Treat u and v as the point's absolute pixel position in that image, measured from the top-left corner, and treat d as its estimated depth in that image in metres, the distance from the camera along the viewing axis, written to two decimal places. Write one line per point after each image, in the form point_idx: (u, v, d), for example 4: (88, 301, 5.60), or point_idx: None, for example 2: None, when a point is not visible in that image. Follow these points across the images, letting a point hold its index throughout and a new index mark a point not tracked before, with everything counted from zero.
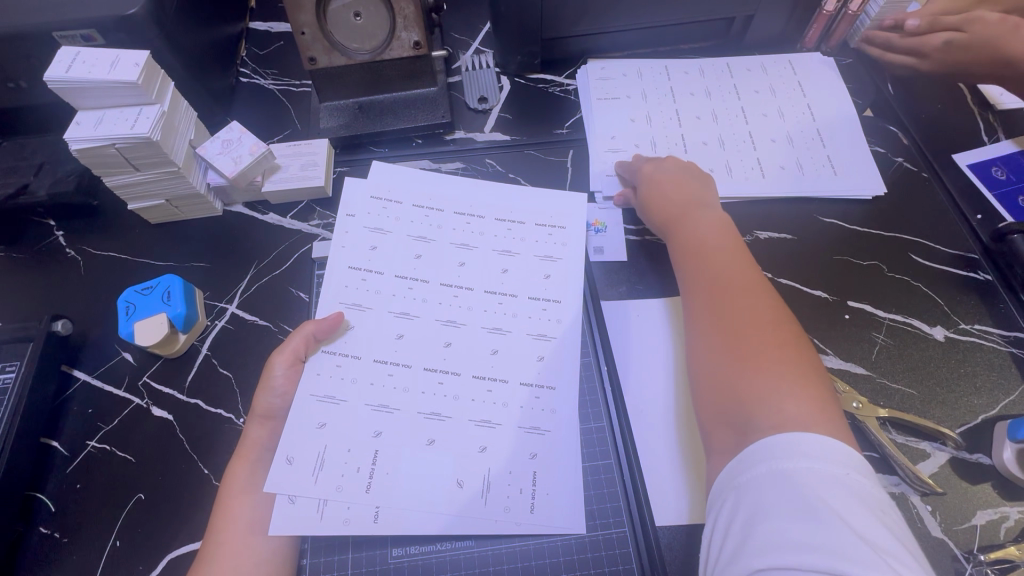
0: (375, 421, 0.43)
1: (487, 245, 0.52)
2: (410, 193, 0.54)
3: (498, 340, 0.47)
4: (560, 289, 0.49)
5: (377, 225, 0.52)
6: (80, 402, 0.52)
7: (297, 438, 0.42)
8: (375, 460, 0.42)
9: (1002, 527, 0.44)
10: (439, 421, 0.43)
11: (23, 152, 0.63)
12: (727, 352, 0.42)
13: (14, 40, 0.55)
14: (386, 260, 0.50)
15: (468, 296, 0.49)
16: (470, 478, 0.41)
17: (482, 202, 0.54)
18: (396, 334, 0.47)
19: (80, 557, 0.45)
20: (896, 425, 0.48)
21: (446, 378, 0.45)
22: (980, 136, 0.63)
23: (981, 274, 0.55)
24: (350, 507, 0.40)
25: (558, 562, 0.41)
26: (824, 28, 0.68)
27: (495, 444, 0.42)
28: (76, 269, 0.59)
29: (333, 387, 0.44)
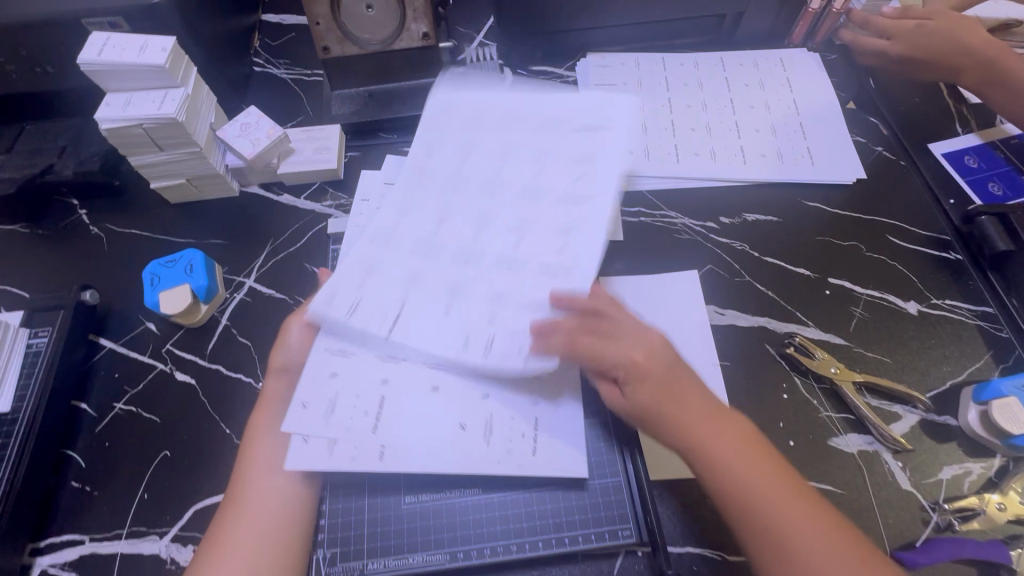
0: (403, 289, 0.45)
1: (529, 150, 0.51)
2: (472, 108, 0.54)
3: (521, 232, 0.47)
4: (594, 189, 0.48)
5: (427, 141, 0.53)
6: (107, 367, 0.55)
7: (310, 386, 0.44)
8: (382, 407, 0.44)
9: (966, 481, 0.48)
10: (460, 296, 0.45)
11: (48, 135, 0.66)
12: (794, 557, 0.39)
13: (45, 27, 0.58)
14: (433, 164, 0.52)
15: (501, 198, 0.49)
16: (478, 339, 0.43)
17: (529, 110, 0.54)
18: (432, 225, 0.48)
19: (110, 508, 0.48)
20: (871, 390, 0.51)
21: (471, 265, 0.46)
22: (954, 128, 0.68)
23: (952, 254, 0.59)
24: (359, 447, 0.43)
25: (558, 508, 0.44)
26: (810, 25, 0.72)
27: (504, 318, 0.44)
28: (100, 245, 0.62)
29: (371, 254, 0.47)
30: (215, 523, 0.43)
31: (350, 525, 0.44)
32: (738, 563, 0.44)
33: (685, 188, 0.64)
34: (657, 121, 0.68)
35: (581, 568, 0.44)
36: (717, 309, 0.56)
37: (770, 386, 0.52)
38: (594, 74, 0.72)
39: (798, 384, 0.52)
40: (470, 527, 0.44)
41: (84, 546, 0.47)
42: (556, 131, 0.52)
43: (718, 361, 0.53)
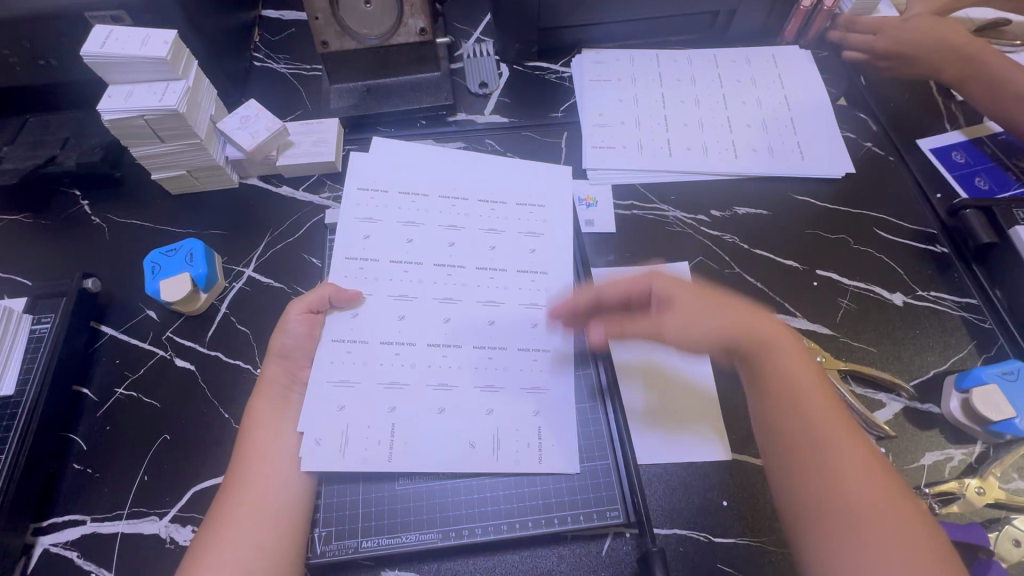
0: (388, 396, 0.47)
1: (472, 225, 0.55)
2: (393, 183, 0.56)
3: (493, 312, 0.51)
4: (546, 262, 0.54)
5: (368, 216, 0.54)
6: (108, 354, 0.56)
7: (320, 420, 0.45)
8: (393, 433, 0.46)
9: (947, 466, 0.49)
10: (448, 391, 0.48)
11: (51, 126, 0.67)
12: (838, 493, 0.40)
13: (49, 19, 0.59)
14: (380, 250, 0.53)
15: (463, 275, 0.53)
16: (481, 438, 0.46)
17: (460, 182, 0.57)
18: (398, 316, 0.50)
19: (111, 489, 0.49)
20: (856, 378, 0.52)
21: (450, 352, 0.49)
22: (942, 124, 0.69)
23: (938, 247, 0.60)
24: (368, 447, 0.45)
25: (549, 491, 0.45)
26: (802, 23, 0.74)
27: (501, 406, 0.47)
28: (101, 235, 0.63)
29: (346, 370, 0.47)
30: (214, 505, 0.44)
31: (345, 505, 0.45)
32: (725, 544, 0.45)
33: (677, 183, 0.65)
34: (649, 116, 0.69)
35: (571, 549, 0.45)
36: None
37: None
38: (589, 69, 0.73)
39: None
40: (463, 508, 0.45)
41: (85, 526, 0.48)
42: (482, 219, 0.56)
43: None
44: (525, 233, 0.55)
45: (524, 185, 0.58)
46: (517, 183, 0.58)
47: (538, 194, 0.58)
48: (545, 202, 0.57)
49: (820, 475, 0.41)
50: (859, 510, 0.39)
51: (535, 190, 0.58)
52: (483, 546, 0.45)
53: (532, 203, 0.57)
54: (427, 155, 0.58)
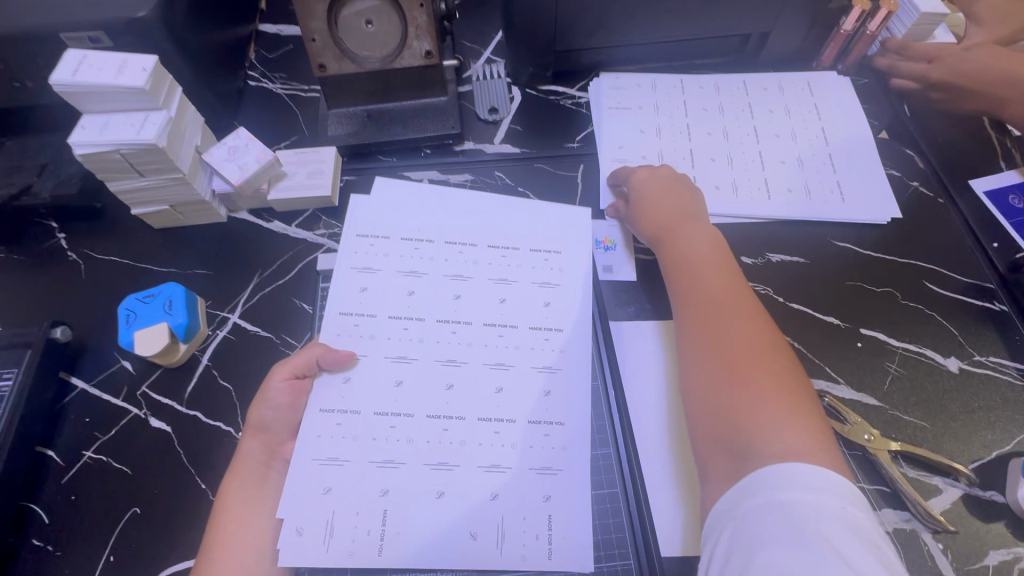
0: (380, 478, 0.40)
1: (480, 274, 0.49)
2: (395, 228, 0.50)
3: (501, 376, 0.44)
4: (562, 318, 0.47)
5: (366, 265, 0.48)
6: (77, 410, 0.51)
7: (301, 505, 0.39)
8: (384, 521, 0.39)
9: (1015, 568, 0.43)
10: (448, 471, 0.41)
11: (27, 152, 0.62)
12: (725, 355, 0.42)
13: (21, 41, 0.54)
14: (377, 302, 0.47)
15: (469, 331, 0.46)
16: (484, 528, 0.39)
17: (468, 225, 0.51)
18: (394, 381, 0.44)
19: (72, 572, 0.44)
20: (908, 459, 0.46)
21: (451, 424, 0.42)
22: (998, 163, 0.63)
23: (996, 304, 0.54)
24: (355, 539, 0.38)
25: None
26: (842, 47, 0.68)
27: (507, 490, 0.40)
28: (77, 273, 0.58)
29: (334, 447, 0.41)
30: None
31: None
32: None
33: None
34: (673, 148, 0.63)
35: None
36: None
37: None
38: (608, 96, 0.67)
39: None
40: None
41: None
42: (490, 266, 0.49)
43: None
44: (539, 282, 0.49)
45: (535, 229, 0.52)
46: (531, 226, 0.52)
47: (554, 238, 0.51)
48: (561, 246, 0.51)
49: (705, 343, 0.44)
50: (735, 366, 0.42)
51: (552, 233, 0.52)
52: None
53: (548, 248, 0.51)
54: (431, 197, 0.53)
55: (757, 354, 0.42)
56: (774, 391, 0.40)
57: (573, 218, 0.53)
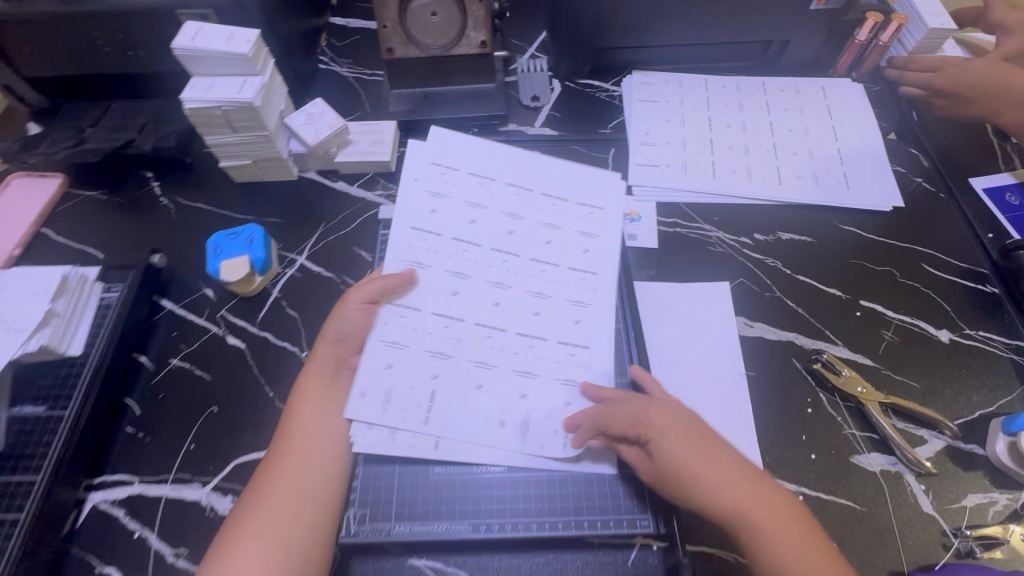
0: (432, 366, 0.48)
1: (534, 216, 0.56)
2: (465, 163, 0.58)
3: (538, 303, 0.51)
4: (597, 262, 0.54)
5: (438, 190, 0.56)
6: (166, 326, 0.59)
7: (368, 376, 0.47)
8: (433, 400, 0.47)
9: (990, 510, 0.47)
10: (486, 370, 0.48)
11: (133, 112, 0.72)
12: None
13: (143, 15, 0.64)
14: (444, 224, 0.54)
15: (515, 262, 0.53)
16: (513, 417, 0.47)
17: (524, 172, 0.58)
18: (451, 292, 0.51)
19: (159, 455, 0.52)
20: (897, 412, 0.52)
21: (494, 334, 0.50)
22: (997, 165, 0.68)
23: (988, 287, 0.59)
24: (406, 411, 0.46)
25: (586, 495, 0.45)
26: (856, 56, 0.74)
27: (534, 392, 0.48)
28: (167, 215, 0.67)
29: (399, 334, 0.49)
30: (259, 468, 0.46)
31: (382, 487, 0.46)
32: None
33: (723, 206, 0.66)
34: (696, 137, 0.70)
35: (593, 556, 0.45)
36: (745, 321, 0.58)
37: (795, 398, 0.53)
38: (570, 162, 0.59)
39: (823, 400, 0.53)
40: (495, 502, 0.45)
41: (133, 486, 0.50)
42: (541, 211, 0.56)
43: (743, 370, 0.54)
44: (581, 232, 0.55)
45: (583, 186, 0.58)
46: (579, 182, 0.58)
47: (597, 194, 0.58)
48: (602, 203, 0.58)
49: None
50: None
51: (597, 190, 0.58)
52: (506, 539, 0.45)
53: (593, 204, 0.57)
54: (496, 145, 0.59)
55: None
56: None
57: (612, 182, 0.59)
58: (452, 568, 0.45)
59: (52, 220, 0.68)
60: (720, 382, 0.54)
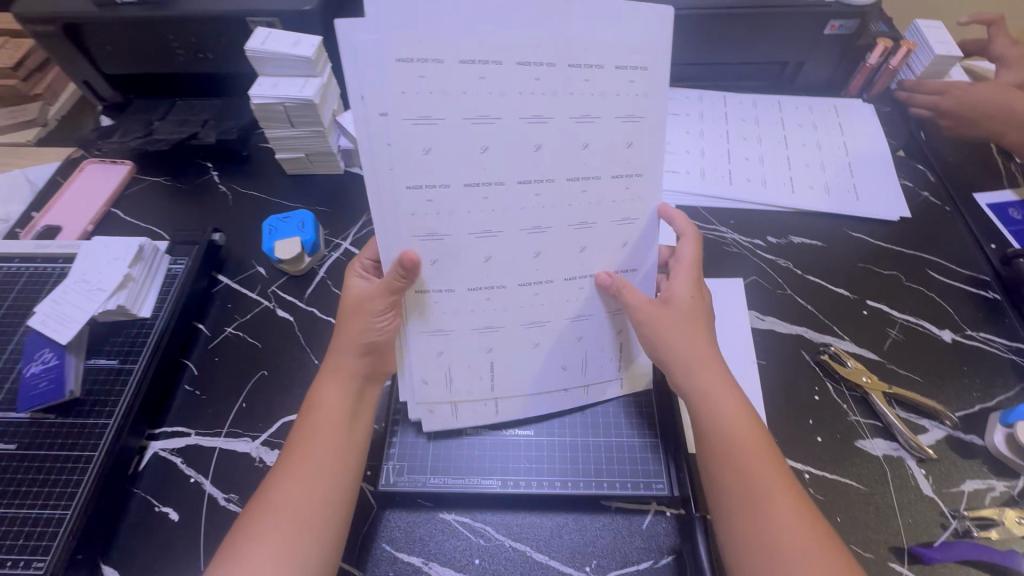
0: (483, 340, 0.48)
1: (561, 112, 0.41)
2: (441, 47, 0.37)
3: (584, 236, 0.45)
4: (642, 159, 0.44)
5: (420, 114, 0.38)
6: (223, 298, 0.64)
7: (422, 364, 0.48)
8: (492, 366, 0.49)
9: (988, 495, 0.50)
10: (540, 327, 0.48)
11: (198, 108, 0.79)
12: (753, 487, 0.41)
13: (216, 21, 0.71)
14: (448, 167, 0.40)
15: (549, 191, 0.43)
16: (572, 361, 0.50)
17: (527, 35, 0.38)
18: (482, 256, 0.44)
19: (214, 410, 0.56)
20: (900, 403, 0.55)
21: (541, 288, 0.47)
22: (999, 183, 0.72)
23: (990, 293, 0.63)
24: (473, 381, 0.49)
25: (613, 456, 0.50)
26: (867, 79, 0.79)
27: (589, 332, 0.50)
28: (225, 201, 0.74)
29: (441, 322, 0.47)
30: (268, 479, 0.44)
31: (419, 445, 0.50)
32: None
33: (737, 211, 0.71)
34: (713, 148, 0.75)
35: (611, 518, 0.48)
36: (758, 315, 0.62)
37: (803, 387, 0.56)
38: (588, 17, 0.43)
39: (830, 389, 0.56)
40: (522, 461, 0.49)
41: (189, 437, 0.55)
42: (569, 97, 0.41)
43: (755, 358, 0.58)
44: (621, 117, 0.42)
45: (614, 37, 0.40)
46: (608, 31, 0.40)
47: (640, 47, 0.41)
48: (646, 60, 0.41)
49: (738, 495, 0.41)
50: (767, 513, 0.40)
51: (636, 45, 0.41)
52: (530, 497, 0.49)
53: (633, 63, 0.41)
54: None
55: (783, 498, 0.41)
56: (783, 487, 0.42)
57: (653, 28, 0.41)
58: (480, 523, 0.48)
59: (121, 201, 0.74)
60: (733, 369, 0.57)
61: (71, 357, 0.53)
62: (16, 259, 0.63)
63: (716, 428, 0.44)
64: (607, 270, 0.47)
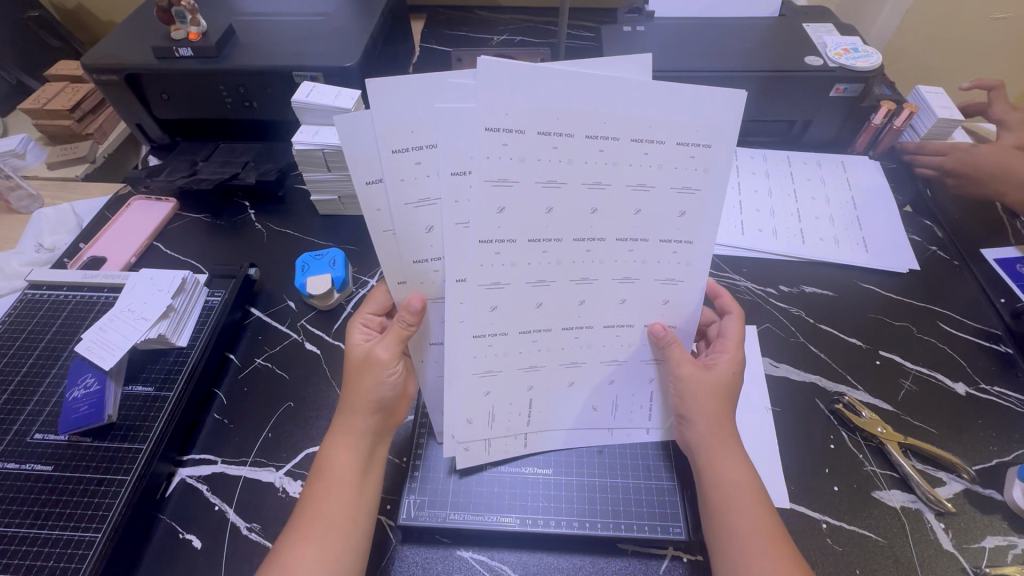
0: (526, 378, 0.47)
1: (621, 179, 0.39)
2: (526, 115, 0.35)
3: (627, 290, 0.45)
4: (694, 228, 0.42)
5: (499, 176, 0.37)
6: (253, 330, 0.67)
7: (467, 404, 0.47)
8: (530, 405, 0.49)
9: (1009, 552, 0.49)
10: (577, 367, 0.48)
11: (239, 151, 0.85)
12: (739, 536, 0.43)
13: (266, 76, 0.77)
14: (516, 225, 0.39)
15: (599, 250, 0.42)
16: (602, 402, 0.51)
17: (606, 105, 0.36)
18: (534, 303, 0.44)
19: (241, 439, 0.58)
20: (916, 454, 0.55)
21: (581, 332, 0.46)
22: (1005, 239, 0.75)
23: (1001, 346, 0.64)
24: (509, 418, 0.49)
25: (633, 501, 0.50)
26: (872, 137, 0.83)
27: (620, 377, 0.50)
28: (261, 237, 0.78)
29: (490, 362, 0.45)
30: (279, 540, 0.45)
31: (439, 482, 0.51)
32: None
33: (750, 260, 0.73)
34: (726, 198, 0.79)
35: (628, 562, 0.49)
36: (772, 362, 0.63)
37: (817, 434, 0.57)
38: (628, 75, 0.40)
39: (845, 437, 0.57)
40: (540, 500, 0.50)
41: (216, 465, 0.56)
42: (631, 168, 0.39)
43: (768, 405, 0.59)
44: (678, 187, 0.40)
45: (688, 115, 0.38)
46: (683, 109, 0.37)
47: (707, 124, 0.38)
48: (711, 139, 0.39)
49: (730, 543, 0.44)
50: (751, 564, 0.42)
51: (706, 122, 0.38)
52: (548, 538, 0.50)
53: (696, 141, 0.39)
54: (562, 74, 0.35)
55: (766, 547, 0.43)
56: (774, 549, 0.43)
57: (722, 106, 0.38)
58: (497, 562, 0.49)
59: (162, 235, 0.79)
60: (748, 416, 0.58)
61: (111, 383, 0.56)
62: (65, 287, 0.67)
63: (720, 478, 0.46)
64: (661, 322, 0.47)
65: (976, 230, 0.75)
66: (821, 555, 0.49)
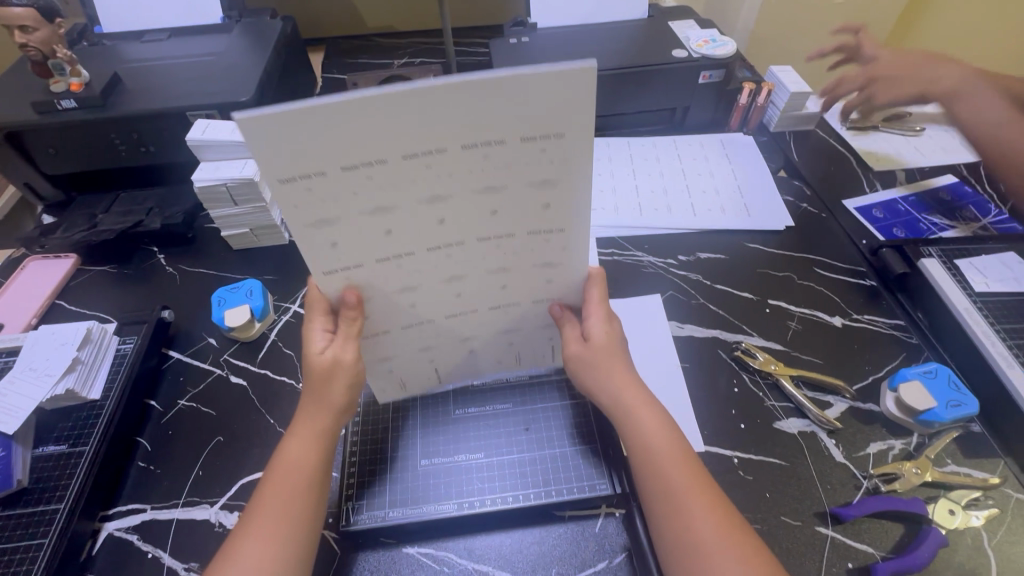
0: (425, 354, 0.54)
1: (465, 188, 0.39)
2: (321, 157, 0.34)
3: (505, 278, 0.48)
4: (563, 217, 0.43)
5: (318, 218, 0.38)
6: (174, 372, 0.66)
7: (376, 377, 0.55)
8: (438, 368, 0.57)
9: (889, 455, 0.56)
10: (471, 338, 0.54)
11: (140, 199, 0.83)
12: (663, 483, 0.47)
13: (159, 118, 0.77)
14: (359, 252, 0.41)
15: (464, 252, 0.44)
16: (506, 354, 0.58)
17: (415, 125, 0.33)
18: (408, 304, 0.48)
19: (170, 481, 0.57)
20: (806, 384, 0.62)
21: (467, 315, 0.51)
22: (862, 188, 0.85)
23: (868, 280, 0.72)
24: (421, 376, 0.58)
25: (565, 465, 0.54)
26: (743, 116, 0.93)
27: (519, 338, 0.56)
28: (173, 281, 0.77)
29: (383, 351, 0.52)
30: (224, 545, 0.44)
31: (380, 483, 0.53)
32: None
33: (651, 236, 0.80)
34: (623, 184, 0.86)
35: (566, 527, 0.51)
36: (678, 324, 0.69)
37: (723, 382, 0.63)
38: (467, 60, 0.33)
39: (746, 380, 0.63)
40: (475, 484, 0.53)
41: (145, 512, 0.55)
42: (471, 175, 0.38)
43: (678, 362, 0.65)
44: (536, 182, 0.39)
45: (523, 109, 0.34)
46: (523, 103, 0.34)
47: (554, 116, 0.35)
48: (568, 126, 0.36)
49: (657, 492, 0.47)
50: (674, 508, 0.46)
51: (555, 109, 0.34)
52: (489, 519, 0.52)
53: (544, 133, 0.36)
54: (347, 107, 0.31)
55: (694, 494, 0.46)
56: (695, 488, 0.46)
57: (571, 84, 0.33)
58: (443, 551, 0.50)
59: (66, 293, 0.76)
60: (662, 376, 0.63)
61: (17, 447, 0.54)
62: None
63: (635, 428, 0.49)
64: (559, 303, 0.53)
65: (837, 185, 0.86)
66: (735, 487, 0.54)
